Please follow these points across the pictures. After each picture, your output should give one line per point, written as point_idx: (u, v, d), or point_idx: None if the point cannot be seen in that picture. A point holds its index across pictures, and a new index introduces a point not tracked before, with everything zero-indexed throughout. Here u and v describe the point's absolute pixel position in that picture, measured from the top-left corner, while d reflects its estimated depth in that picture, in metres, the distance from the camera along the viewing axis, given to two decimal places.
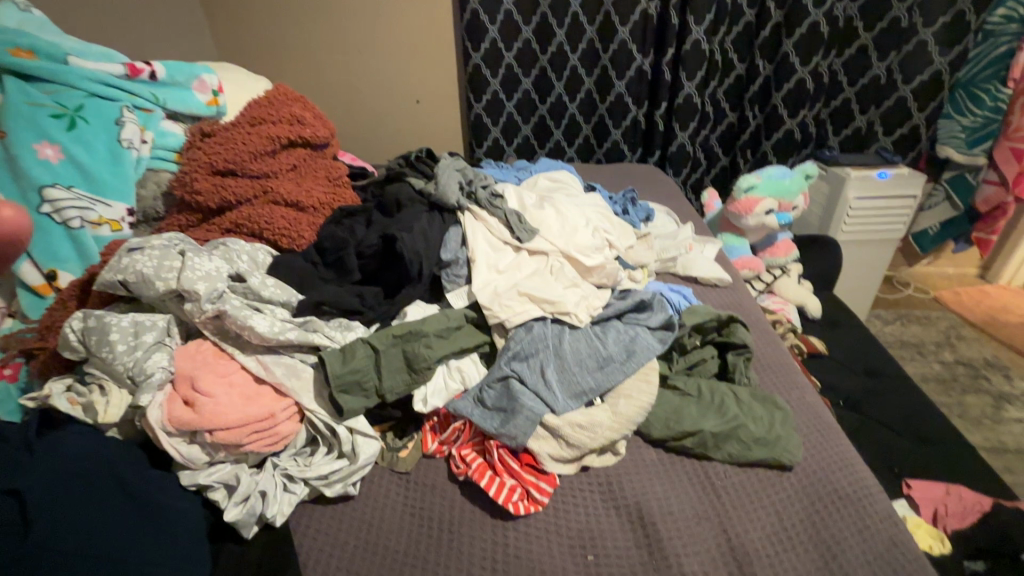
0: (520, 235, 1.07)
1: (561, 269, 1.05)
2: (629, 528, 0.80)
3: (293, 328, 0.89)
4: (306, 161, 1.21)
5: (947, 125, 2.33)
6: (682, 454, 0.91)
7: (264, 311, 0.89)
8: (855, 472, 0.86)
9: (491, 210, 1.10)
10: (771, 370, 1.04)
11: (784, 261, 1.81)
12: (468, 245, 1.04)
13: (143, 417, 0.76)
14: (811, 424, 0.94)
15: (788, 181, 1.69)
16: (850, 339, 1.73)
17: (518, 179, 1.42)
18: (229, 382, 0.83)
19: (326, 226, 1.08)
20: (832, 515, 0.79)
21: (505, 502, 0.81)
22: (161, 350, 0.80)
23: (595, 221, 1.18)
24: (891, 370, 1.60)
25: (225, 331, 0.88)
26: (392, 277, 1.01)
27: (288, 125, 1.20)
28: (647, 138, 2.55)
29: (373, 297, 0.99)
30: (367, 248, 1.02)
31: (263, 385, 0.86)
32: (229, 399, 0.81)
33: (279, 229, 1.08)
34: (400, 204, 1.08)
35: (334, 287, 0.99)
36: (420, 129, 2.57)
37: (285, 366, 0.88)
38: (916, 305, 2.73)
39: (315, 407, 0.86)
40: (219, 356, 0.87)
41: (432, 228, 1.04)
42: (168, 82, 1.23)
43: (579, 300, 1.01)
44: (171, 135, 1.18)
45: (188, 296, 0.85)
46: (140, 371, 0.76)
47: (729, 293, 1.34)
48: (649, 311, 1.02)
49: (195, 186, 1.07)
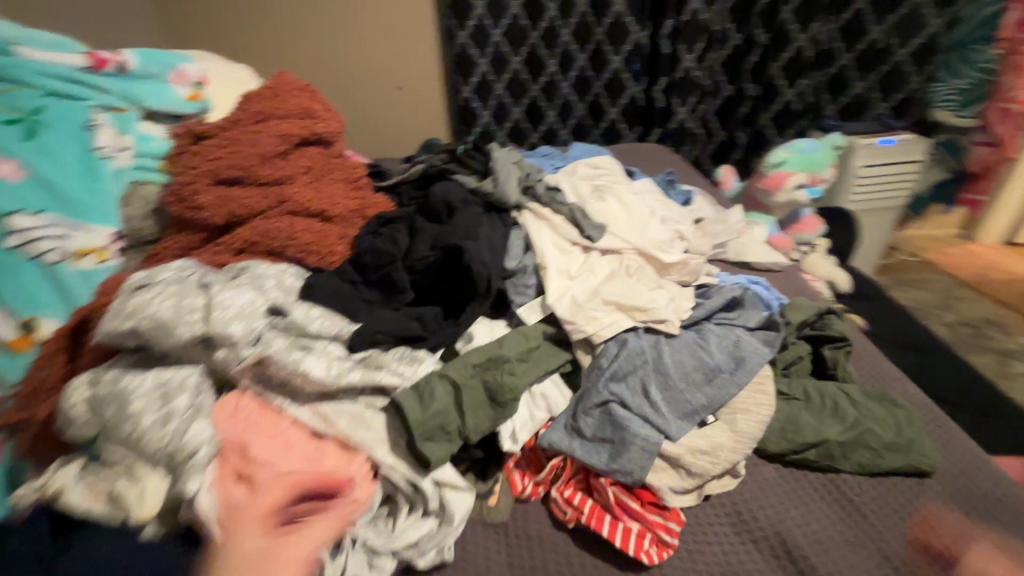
0: (590, 234, 0.95)
1: (640, 270, 0.93)
2: (778, 565, 0.70)
3: (354, 368, 0.74)
4: (321, 161, 1.03)
5: (942, 87, 2.32)
6: (804, 468, 0.81)
7: (314, 350, 0.74)
8: (996, 471, 0.79)
9: (554, 208, 0.99)
10: (870, 361, 0.95)
11: (813, 236, 1.73)
12: (535, 249, 0.92)
13: (191, 508, 0.58)
14: (930, 418, 0.86)
15: (818, 154, 1.62)
16: (884, 313, 1.69)
17: (554, 167, 1.27)
18: (286, 445, 0.68)
19: (364, 238, 0.93)
20: (994, 525, 0.72)
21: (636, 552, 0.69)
22: (201, 416, 0.62)
23: (659, 210, 1.09)
24: (932, 342, 1.56)
25: (269, 377, 0.72)
26: (454, 295, 0.87)
27: (297, 120, 1.02)
28: (645, 115, 2.41)
29: (435, 320, 0.84)
30: (421, 261, 0.87)
31: (325, 442, 0.71)
32: (293, 468, 0.65)
33: (305, 244, 0.90)
34: (450, 207, 0.93)
35: (388, 312, 0.84)
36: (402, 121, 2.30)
37: (350, 415, 0.73)
38: (912, 269, 2.74)
39: (393, 461, 0.71)
40: (265, 412, 0.70)
41: (496, 234, 0.91)
42: (140, 74, 1.02)
43: (668, 302, 0.89)
44: (154, 138, 0.97)
45: (221, 341, 0.68)
46: (180, 449, 0.59)
47: (787, 278, 1.26)
48: (743, 309, 0.92)
49: (198, 200, 0.89)
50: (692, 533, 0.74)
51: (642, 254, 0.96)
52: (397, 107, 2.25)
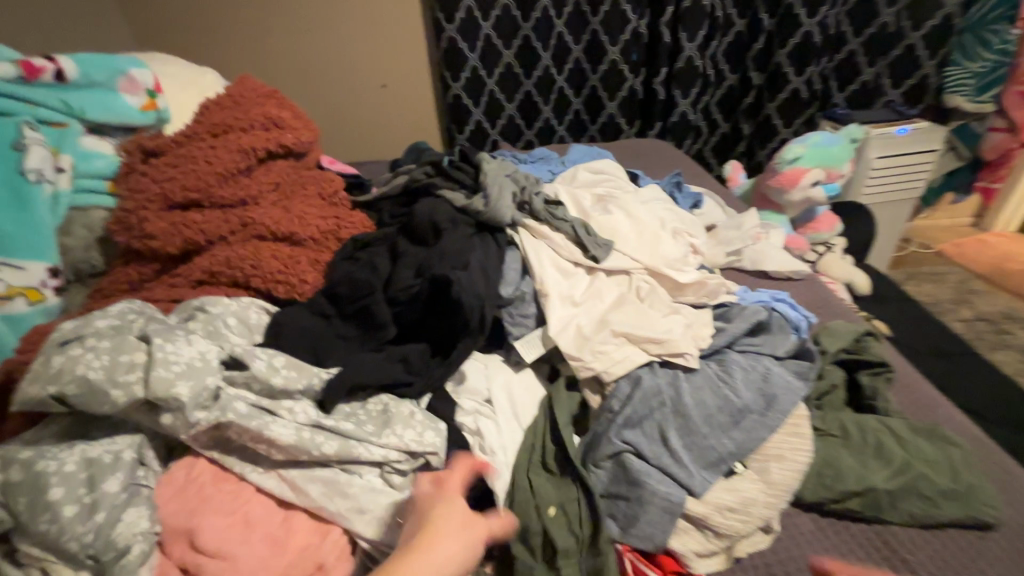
0: (594, 254, 0.85)
1: (652, 293, 0.83)
2: None
3: (326, 430, 0.63)
4: (290, 176, 0.92)
5: (954, 71, 2.20)
6: (846, 516, 0.71)
7: (280, 413, 0.63)
8: None
9: (553, 224, 0.89)
10: (909, 387, 0.86)
11: (828, 237, 1.62)
12: (533, 274, 0.82)
13: None
14: (978, 452, 0.77)
15: (835, 148, 1.51)
16: (904, 317, 1.58)
17: (551, 173, 1.16)
18: (245, 522, 0.57)
19: (339, 264, 0.82)
20: None
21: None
22: (136, 501, 0.53)
23: (669, 222, 1.00)
24: (958, 348, 1.46)
25: (226, 440, 0.61)
26: (442, 330, 0.76)
27: (262, 130, 0.90)
28: (645, 108, 2.27)
29: (420, 359, 0.74)
30: (404, 292, 0.76)
31: (292, 513, 0.60)
32: (251, 556, 0.54)
33: (271, 273, 0.79)
34: (437, 228, 0.82)
35: (368, 354, 0.73)
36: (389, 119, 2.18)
37: (324, 482, 0.61)
38: (924, 261, 2.62)
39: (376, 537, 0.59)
40: (222, 482, 0.60)
41: (489, 258, 0.80)
42: (82, 83, 0.89)
43: (685, 330, 0.79)
44: (98, 156, 0.86)
45: (165, 405, 0.57)
46: (107, 548, 0.49)
47: (808, 288, 1.16)
48: (769, 333, 0.82)
49: (147, 228, 0.78)
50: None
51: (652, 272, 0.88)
52: (384, 105, 2.14)
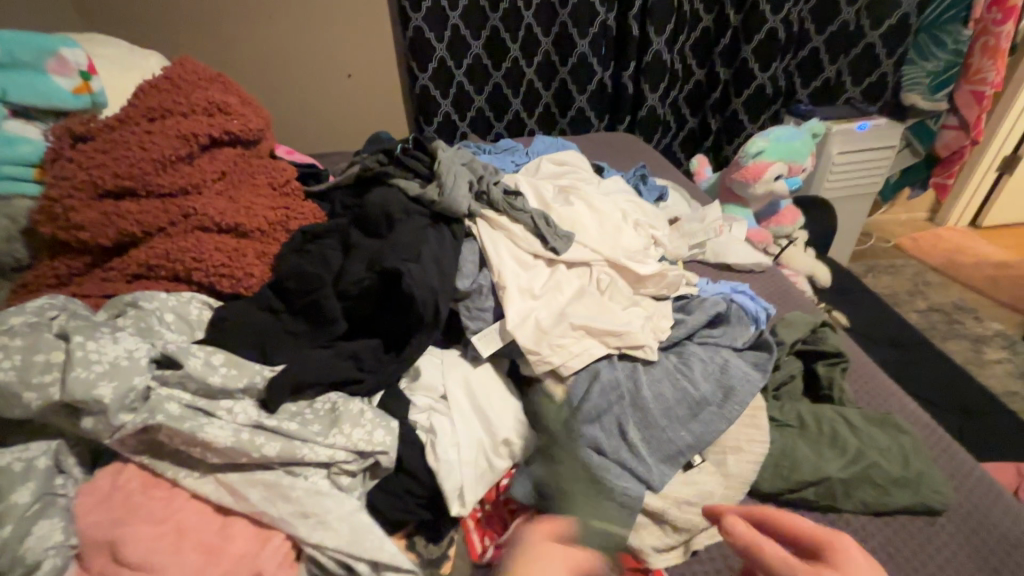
0: (555, 246, 0.83)
1: (613, 285, 0.83)
2: None
3: (270, 433, 0.60)
4: (238, 165, 0.87)
5: (912, 70, 2.27)
6: (802, 506, 0.71)
7: (217, 415, 0.59)
8: (1006, 503, 0.72)
9: (512, 215, 0.87)
10: (862, 376, 0.88)
11: (791, 229, 1.65)
12: (491, 266, 0.80)
13: None
14: (928, 439, 0.79)
15: (797, 142, 1.53)
16: (862, 308, 1.63)
17: (514, 164, 1.14)
18: (178, 532, 0.53)
19: (288, 257, 0.79)
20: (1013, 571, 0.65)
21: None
22: (50, 512, 0.48)
23: (631, 214, 0.99)
24: (912, 338, 1.51)
25: (159, 444, 0.57)
26: (396, 324, 0.74)
27: (206, 116, 0.85)
28: (615, 102, 2.26)
29: (372, 355, 0.71)
30: (354, 285, 0.73)
31: (231, 520, 0.57)
32: (184, 569, 0.50)
33: (214, 266, 0.75)
34: (390, 218, 0.79)
35: (317, 350, 0.70)
36: (355, 110, 2.12)
37: (265, 485, 0.58)
38: (882, 254, 2.70)
39: (321, 541, 0.57)
40: (153, 488, 0.56)
41: (445, 249, 0.78)
42: (6, 62, 0.82)
43: (646, 322, 0.78)
44: (25, 142, 0.79)
45: (86, 408, 0.53)
46: (15, 562, 0.45)
47: (769, 280, 1.17)
48: (729, 325, 0.82)
49: (75, 218, 0.73)
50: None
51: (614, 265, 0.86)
52: (348, 95, 2.08)
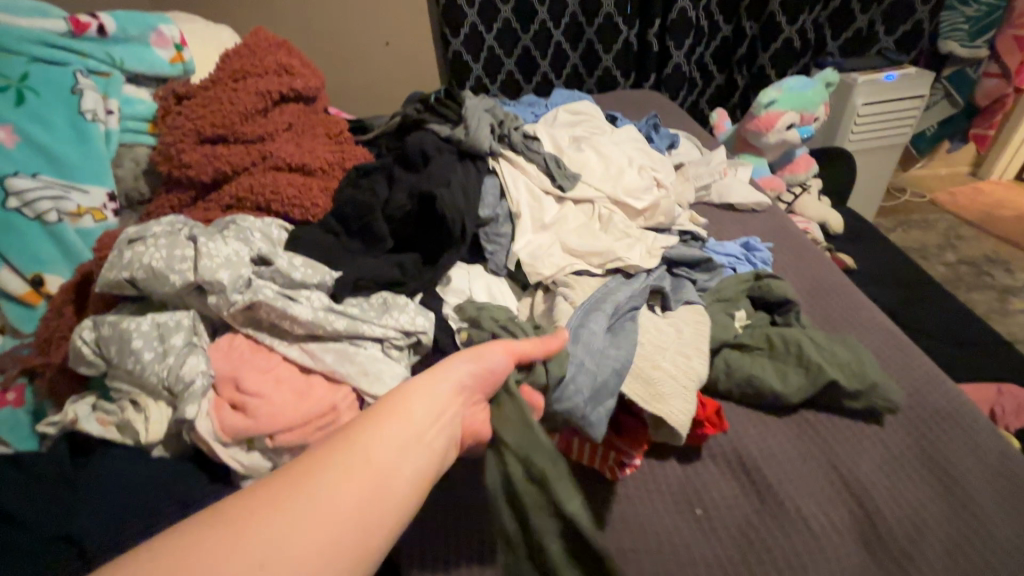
0: (562, 184, 1.00)
1: (609, 219, 0.98)
2: (732, 476, 0.75)
3: (338, 316, 0.79)
4: (302, 118, 1.05)
5: (950, 16, 2.18)
6: (756, 407, 0.82)
7: (299, 299, 0.79)
8: (949, 388, 0.82)
9: (528, 156, 1.03)
10: (828, 297, 1.00)
11: (805, 177, 1.71)
12: (509, 197, 0.97)
13: (192, 430, 0.66)
14: (889, 347, 0.89)
15: (809, 92, 1.60)
16: (875, 253, 1.68)
17: (534, 115, 1.29)
18: (275, 377, 0.73)
19: (344, 189, 0.97)
20: (941, 436, 0.76)
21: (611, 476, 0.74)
22: (195, 353, 0.69)
23: (636, 158, 1.13)
24: (919, 279, 1.57)
25: (258, 321, 0.77)
26: (431, 242, 0.92)
27: (276, 76, 1.04)
28: (641, 60, 2.31)
29: (413, 265, 0.89)
30: (398, 210, 0.91)
31: (311, 375, 0.75)
32: (281, 398, 0.70)
33: (287, 197, 0.93)
34: (426, 154, 0.97)
35: (371, 259, 0.89)
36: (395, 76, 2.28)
37: (336, 351, 0.77)
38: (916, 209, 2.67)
39: (378, 392, 0.75)
40: (256, 350, 0.76)
41: (469, 180, 0.94)
42: (120, 37, 1.03)
43: (639, 251, 0.94)
44: (138, 102, 1.01)
45: (211, 288, 0.73)
46: (177, 380, 0.66)
47: (768, 218, 1.26)
48: (714, 273, 0.96)
49: (185, 159, 0.93)
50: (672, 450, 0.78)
51: (614, 201, 1.01)
52: (388, 62, 2.23)
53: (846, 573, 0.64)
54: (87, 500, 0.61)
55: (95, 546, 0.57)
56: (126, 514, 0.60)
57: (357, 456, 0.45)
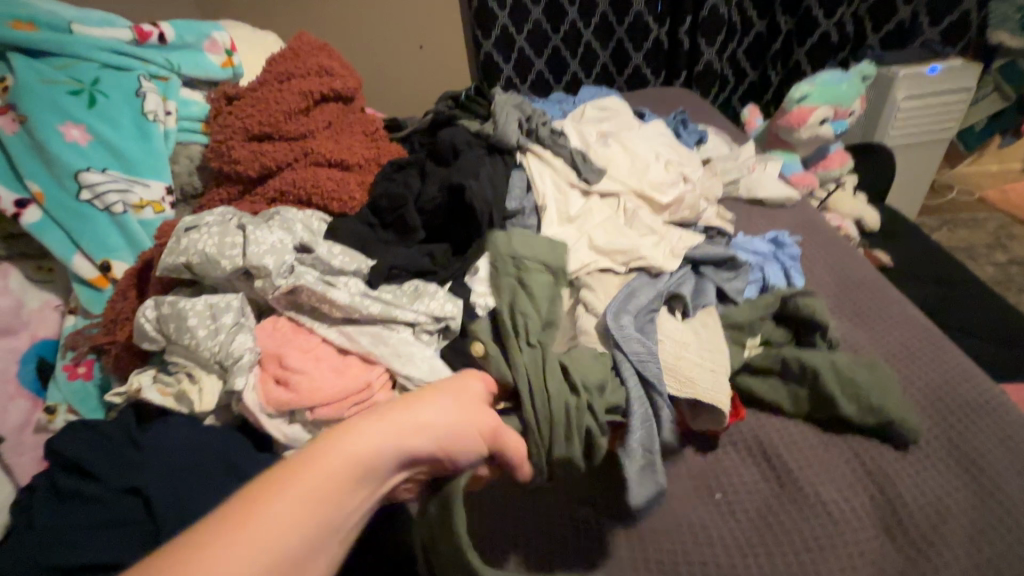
0: (587, 177, 1.03)
1: (635, 213, 1.00)
2: (753, 463, 0.76)
3: (374, 301, 0.84)
4: (341, 117, 1.12)
5: None
6: (766, 411, 0.81)
7: (338, 286, 0.84)
8: (980, 382, 0.81)
9: (555, 150, 1.06)
10: (857, 290, 0.99)
11: (839, 173, 1.66)
12: (536, 191, 1.00)
13: (241, 401, 0.72)
14: (919, 340, 0.88)
15: (843, 86, 1.56)
16: (915, 251, 1.62)
17: (562, 112, 1.31)
18: (315, 356, 0.78)
19: (379, 183, 1.02)
20: (970, 427, 0.75)
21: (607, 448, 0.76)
22: (242, 332, 0.76)
23: (663, 154, 1.14)
24: (961, 277, 1.52)
25: (300, 304, 0.83)
26: (460, 233, 0.96)
27: (317, 77, 1.10)
28: (671, 58, 2.29)
29: (444, 255, 0.93)
30: (430, 203, 0.95)
31: (348, 357, 0.80)
32: (321, 374, 0.76)
33: (326, 191, 0.99)
34: (457, 149, 1.01)
35: (403, 249, 0.94)
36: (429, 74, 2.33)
37: (371, 334, 0.82)
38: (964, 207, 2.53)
39: (409, 372, 0.79)
40: (299, 331, 0.81)
41: (497, 174, 0.98)
42: (178, 44, 1.12)
43: (659, 245, 0.95)
44: (194, 103, 1.09)
45: (258, 272, 0.79)
46: (228, 355, 0.73)
47: (798, 212, 1.25)
48: (738, 272, 0.94)
49: (234, 155, 1.00)
50: (693, 437, 0.79)
51: (640, 196, 1.03)
52: (422, 62, 2.29)
53: (865, 557, 0.65)
54: (155, 452, 0.67)
55: (157, 497, 0.63)
56: (189, 458, 0.66)
57: (305, 505, 0.45)
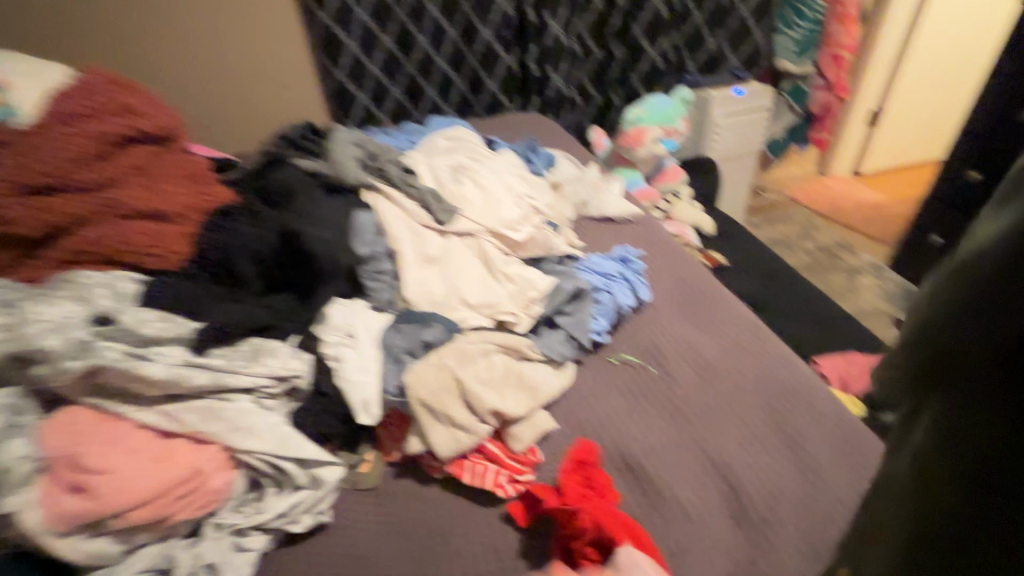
0: (440, 218, 1.00)
1: (489, 253, 0.98)
2: (619, 475, 0.80)
3: (200, 370, 0.73)
4: (153, 160, 0.98)
5: (780, 38, 2.08)
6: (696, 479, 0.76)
7: (152, 358, 0.72)
8: (795, 367, 0.93)
9: (405, 191, 1.02)
10: (694, 296, 1.08)
11: (675, 185, 1.82)
12: (387, 234, 0.95)
13: (20, 524, 0.59)
14: (746, 335, 0.99)
15: (669, 109, 1.78)
16: (744, 248, 1.82)
17: (412, 142, 1.29)
18: (126, 449, 0.66)
19: (204, 233, 0.91)
20: (790, 409, 0.86)
21: (472, 482, 0.76)
22: (19, 433, 0.63)
23: (516, 186, 1.12)
24: (780, 268, 1.75)
25: (100, 386, 0.70)
26: (304, 282, 0.89)
27: (116, 117, 0.95)
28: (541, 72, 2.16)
29: (285, 307, 0.86)
30: (264, 251, 0.87)
31: (174, 440, 0.70)
32: (133, 468, 0.64)
33: (139, 246, 0.87)
34: (289, 190, 0.95)
35: (236, 305, 0.84)
36: (238, 112, 1.70)
37: (200, 410, 0.72)
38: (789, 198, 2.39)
39: (250, 447, 0.72)
40: (103, 421, 0.69)
41: (336, 214, 0.93)
42: None
43: (515, 294, 0.95)
44: None
45: (39, 358, 0.66)
46: None
47: (644, 227, 1.29)
48: (583, 302, 0.98)
49: (5, 215, 0.81)
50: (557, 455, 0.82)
51: (495, 234, 1.02)
52: (246, 91, 1.68)
53: (715, 547, 0.71)
54: None
55: None
56: None
57: None
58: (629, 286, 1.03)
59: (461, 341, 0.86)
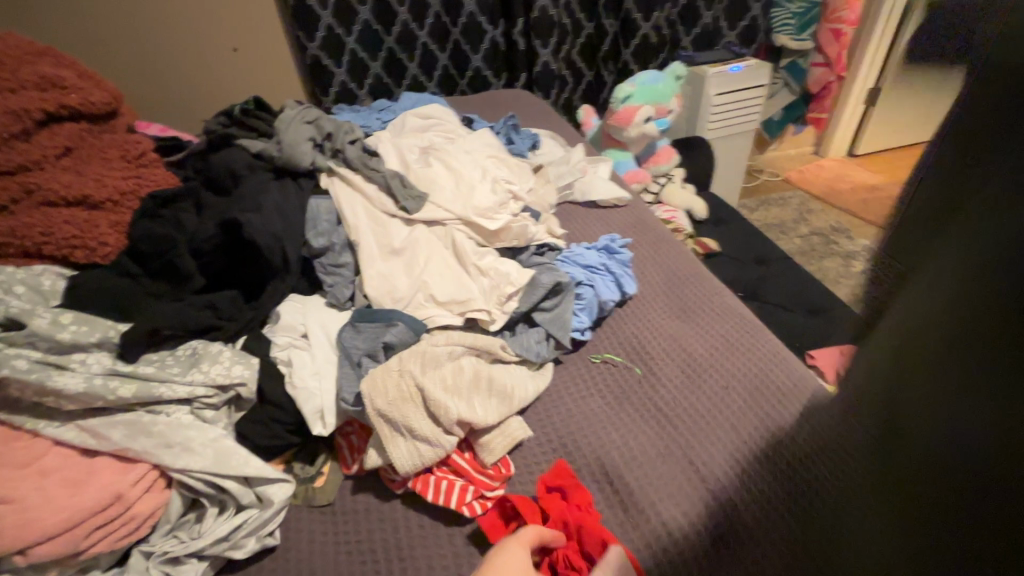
0: (404, 204, 0.90)
1: (459, 243, 0.89)
2: (598, 490, 0.73)
3: (126, 380, 0.65)
4: (86, 141, 0.88)
5: (778, 11, 1.94)
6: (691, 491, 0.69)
7: (70, 368, 0.64)
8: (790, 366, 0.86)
9: (365, 173, 0.93)
10: (682, 288, 1.00)
11: (668, 167, 1.76)
12: (345, 222, 0.87)
13: None
14: (737, 331, 0.91)
15: (660, 85, 1.64)
16: (738, 234, 1.74)
17: (381, 121, 1.19)
18: (38, 472, 0.59)
19: (140, 222, 0.82)
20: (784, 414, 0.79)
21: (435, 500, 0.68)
22: None
23: (491, 169, 1.03)
24: (776, 254, 1.67)
25: (9, 399, 0.62)
26: (252, 277, 0.82)
27: (38, 92, 0.85)
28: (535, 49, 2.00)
29: (230, 305, 0.78)
30: (205, 242, 0.78)
31: (96, 460, 0.62)
32: (43, 494, 0.57)
33: (66, 239, 0.78)
34: (236, 175, 0.87)
35: (174, 304, 0.75)
36: (201, 89, 1.59)
37: (126, 424, 0.64)
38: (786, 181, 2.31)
39: (185, 465, 0.64)
40: (13, 439, 0.60)
41: (285, 202, 0.85)
42: None
43: (489, 289, 0.86)
44: None
45: None
46: None
47: (631, 212, 1.20)
48: (563, 296, 0.89)
49: None
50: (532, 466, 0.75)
51: (467, 223, 0.93)
52: (209, 65, 1.55)
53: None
54: None
55: None
56: None
57: None
58: (610, 277, 0.96)
59: (425, 343, 0.78)
